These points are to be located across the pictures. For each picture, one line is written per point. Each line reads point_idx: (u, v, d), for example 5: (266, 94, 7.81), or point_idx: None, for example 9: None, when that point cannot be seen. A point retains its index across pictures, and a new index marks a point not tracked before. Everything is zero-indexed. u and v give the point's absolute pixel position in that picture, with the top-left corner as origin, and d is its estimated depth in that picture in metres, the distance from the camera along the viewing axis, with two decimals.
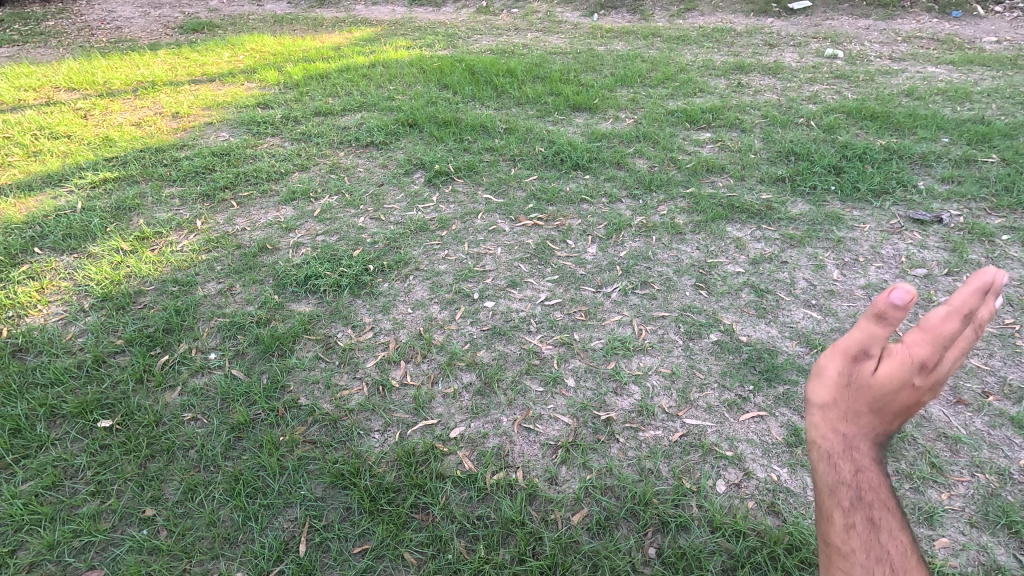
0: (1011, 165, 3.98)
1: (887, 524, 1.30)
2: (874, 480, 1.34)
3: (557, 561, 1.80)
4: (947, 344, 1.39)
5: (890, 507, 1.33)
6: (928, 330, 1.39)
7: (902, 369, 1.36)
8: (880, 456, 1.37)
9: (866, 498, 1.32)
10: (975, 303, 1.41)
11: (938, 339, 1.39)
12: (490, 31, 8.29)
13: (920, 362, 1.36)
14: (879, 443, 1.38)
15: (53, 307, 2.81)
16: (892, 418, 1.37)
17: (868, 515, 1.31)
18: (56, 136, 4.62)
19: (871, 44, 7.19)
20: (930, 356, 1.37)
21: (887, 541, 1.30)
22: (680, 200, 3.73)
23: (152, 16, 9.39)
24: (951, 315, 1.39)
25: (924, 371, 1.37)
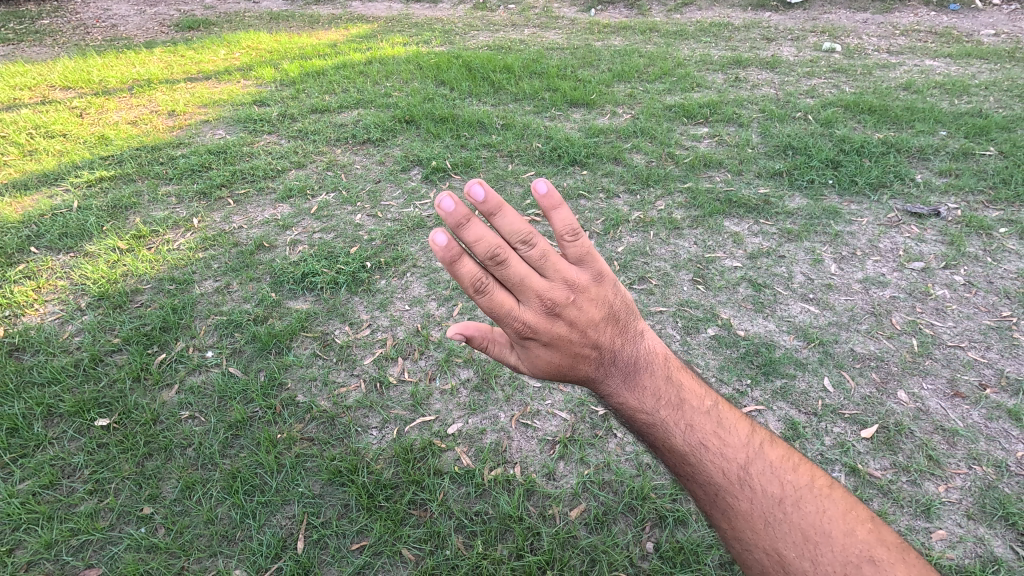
0: (1008, 158, 3.97)
1: (671, 436, 1.11)
2: (636, 407, 1.16)
3: (554, 556, 1.80)
4: (518, 288, 1.09)
5: (661, 406, 1.14)
6: (490, 314, 1.11)
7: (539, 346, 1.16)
8: (625, 368, 1.17)
9: (639, 429, 1.16)
10: (462, 237, 1.03)
11: (505, 288, 1.09)
12: (487, 26, 8.26)
13: (526, 322, 1.11)
14: (613, 361, 1.17)
15: (49, 306, 2.80)
16: (591, 347, 1.16)
17: (654, 444, 1.14)
18: (52, 134, 4.60)
19: (869, 38, 7.17)
20: (523, 310, 1.11)
21: (682, 459, 1.10)
22: (678, 195, 3.72)
23: (148, 14, 9.35)
24: (474, 285, 1.07)
25: (537, 320, 1.11)
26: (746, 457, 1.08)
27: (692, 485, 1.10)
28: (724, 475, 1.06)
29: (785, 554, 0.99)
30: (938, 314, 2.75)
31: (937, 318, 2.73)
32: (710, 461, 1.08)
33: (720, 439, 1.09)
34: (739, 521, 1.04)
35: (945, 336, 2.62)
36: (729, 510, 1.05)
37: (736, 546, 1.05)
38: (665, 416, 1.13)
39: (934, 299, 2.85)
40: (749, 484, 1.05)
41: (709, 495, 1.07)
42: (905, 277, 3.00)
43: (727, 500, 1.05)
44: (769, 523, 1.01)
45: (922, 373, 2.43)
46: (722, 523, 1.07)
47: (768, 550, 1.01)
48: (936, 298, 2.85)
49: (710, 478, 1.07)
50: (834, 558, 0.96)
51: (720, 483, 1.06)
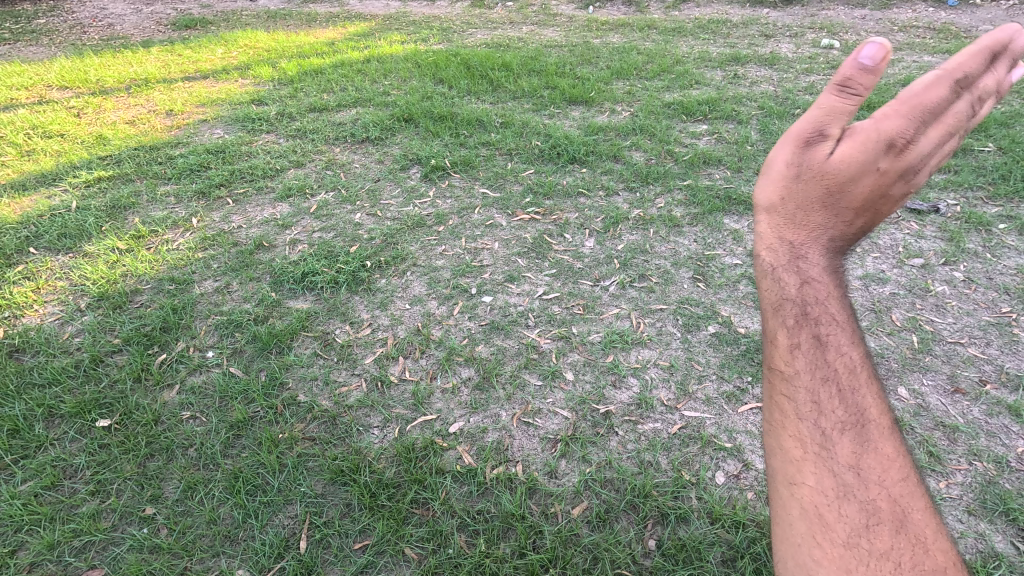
0: (1007, 154, 3.98)
1: (846, 351, 0.88)
2: (830, 300, 0.88)
3: (557, 554, 1.81)
4: (947, 125, 0.87)
5: (851, 323, 0.89)
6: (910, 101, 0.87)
7: (868, 149, 0.87)
8: (843, 263, 0.91)
9: (815, 317, 0.87)
10: (992, 67, 0.87)
11: (939, 114, 0.87)
12: (485, 24, 8.23)
13: (904, 143, 0.87)
14: (846, 245, 0.91)
15: (49, 307, 2.80)
16: (856, 221, 0.90)
17: (817, 341, 0.87)
18: (49, 135, 4.59)
19: (867, 34, 7.17)
20: (920, 140, 0.87)
21: (846, 373, 0.87)
22: (677, 192, 3.72)
23: (145, 13, 9.32)
24: (960, 79, 0.87)
25: (903, 159, 0.87)
26: (890, 417, 0.92)
27: (836, 400, 0.87)
28: (878, 415, 0.88)
29: (903, 513, 0.86)
30: (938, 310, 2.76)
31: (937, 314, 2.74)
32: (871, 397, 0.89)
33: (879, 385, 0.92)
34: (867, 458, 0.86)
35: (945, 332, 2.63)
36: (865, 446, 0.87)
37: (845, 487, 0.85)
38: (853, 335, 0.89)
39: (933, 296, 2.85)
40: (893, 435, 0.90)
41: (853, 423, 0.87)
42: (905, 274, 3.00)
43: (868, 435, 0.87)
44: (901, 483, 0.88)
45: (922, 369, 2.44)
46: (837, 451, 0.86)
47: (888, 501, 0.86)
48: (936, 295, 2.86)
49: (866, 407, 0.88)
50: (935, 539, 0.88)
51: (871, 418, 0.87)
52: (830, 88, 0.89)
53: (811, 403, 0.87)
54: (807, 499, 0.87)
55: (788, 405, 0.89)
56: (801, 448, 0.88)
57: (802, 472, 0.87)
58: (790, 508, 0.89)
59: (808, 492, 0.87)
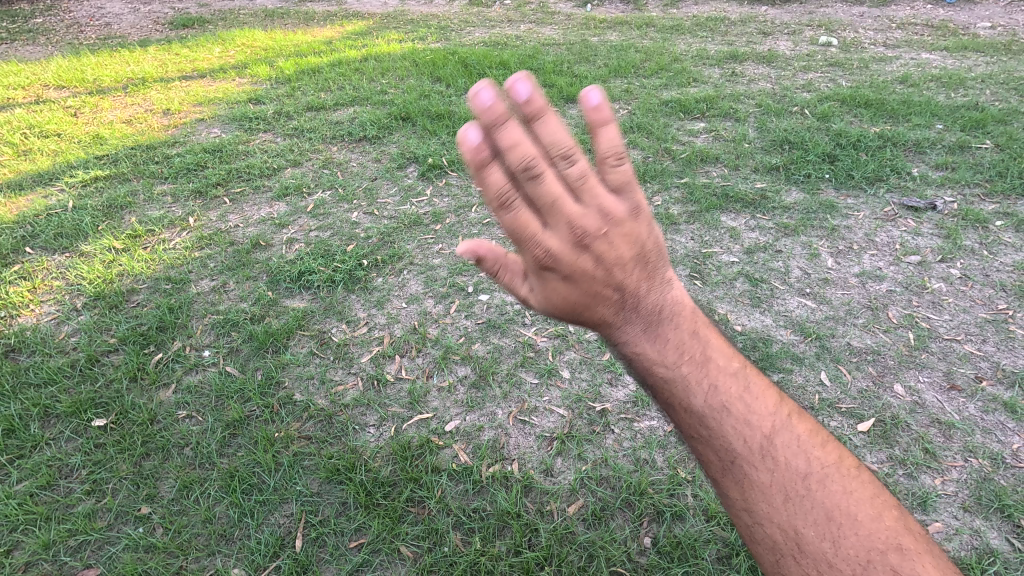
0: (1004, 151, 3.98)
1: (688, 397, 0.82)
2: (654, 358, 0.84)
3: (552, 552, 1.81)
4: (550, 206, 0.79)
5: (683, 360, 0.83)
6: (516, 235, 0.81)
7: (540, 282, 0.86)
8: (648, 312, 0.86)
9: (651, 385, 0.85)
10: (495, 133, 0.76)
11: (535, 206, 0.79)
12: (483, 22, 8.22)
13: (546, 254, 0.81)
14: (634, 300, 0.86)
15: (45, 307, 2.80)
16: (613, 286, 0.85)
17: (665, 404, 0.84)
18: (46, 135, 4.58)
19: (865, 31, 7.16)
20: (547, 239, 0.80)
21: (697, 423, 0.82)
22: (674, 190, 3.72)
23: (142, 12, 9.29)
24: (499, 196, 0.78)
25: (564, 255, 0.81)
26: (774, 423, 0.82)
27: (699, 451, 0.84)
28: (744, 444, 0.81)
29: (803, 538, 0.78)
30: (934, 308, 2.76)
31: (933, 311, 2.74)
32: (733, 428, 0.81)
33: (747, 399, 0.82)
34: (754, 498, 0.81)
35: (942, 329, 2.63)
36: (744, 483, 0.81)
37: (746, 529, 0.83)
38: (688, 374, 0.82)
39: (930, 293, 2.85)
40: (777, 457, 0.80)
41: (723, 464, 0.82)
42: (901, 271, 3.00)
43: (743, 472, 0.81)
44: (791, 502, 0.79)
45: (918, 366, 2.44)
46: (728, 495, 0.83)
47: (783, 532, 0.79)
48: (932, 292, 2.86)
49: (725, 445, 0.81)
50: (860, 545, 0.77)
51: (738, 452, 0.80)
52: (492, 276, 0.95)
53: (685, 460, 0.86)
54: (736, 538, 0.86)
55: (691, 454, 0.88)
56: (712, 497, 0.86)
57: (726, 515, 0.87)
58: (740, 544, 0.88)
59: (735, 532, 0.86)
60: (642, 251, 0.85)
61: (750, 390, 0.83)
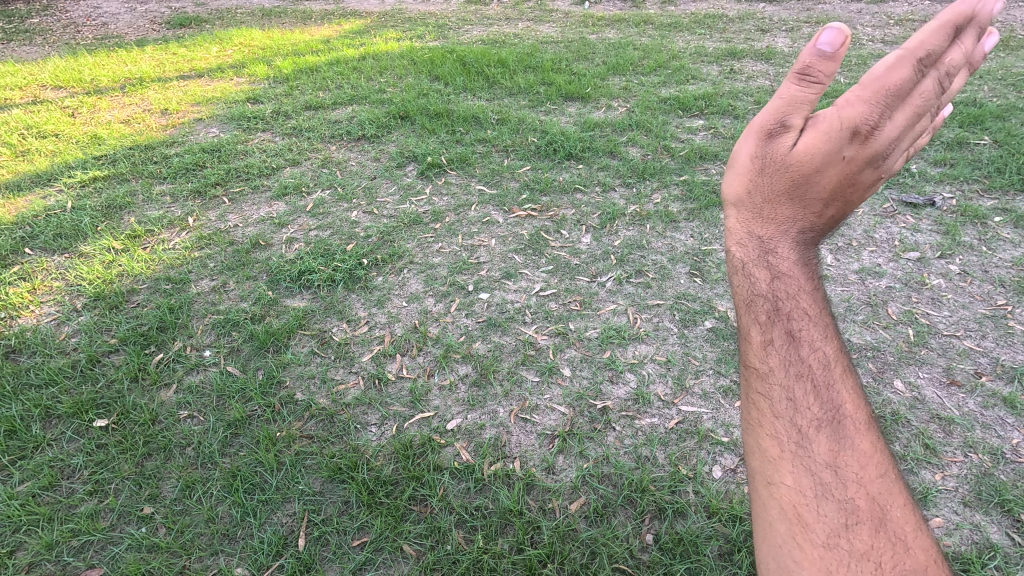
0: (1003, 147, 3.98)
1: (819, 347, 0.88)
2: (804, 291, 0.90)
3: (554, 549, 1.81)
4: (914, 107, 0.88)
5: (824, 319, 0.90)
6: (881, 90, 0.87)
7: (829, 138, 0.89)
8: (814, 254, 0.93)
9: (787, 313, 0.88)
10: (958, 40, 0.85)
11: (905, 93, 0.87)
12: (481, 21, 8.20)
13: (870, 130, 0.88)
14: (815, 237, 0.93)
15: (45, 307, 2.79)
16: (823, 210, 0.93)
17: (786, 333, 0.88)
18: (43, 135, 4.57)
19: (863, 28, 7.16)
20: (885, 127, 0.89)
21: (819, 369, 0.88)
22: (674, 188, 3.72)
23: (138, 12, 9.27)
24: (925, 56, 0.85)
25: (872, 145, 0.89)
26: (867, 415, 0.92)
27: (812, 395, 0.87)
28: (852, 411, 0.89)
29: (885, 514, 0.87)
30: (934, 303, 2.76)
31: (933, 307, 2.74)
32: (845, 393, 0.89)
33: (854, 381, 0.92)
34: (843, 456, 0.87)
35: (941, 325, 2.63)
36: (842, 443, 0.87)
37: (822, 485, 0.86)
38: (825, 332, 0.90)
39: (929, 289, 2.86)
40: (873, 434, 0.90)
41: (829, 419, 0.87)
42: (901, 267, 3.01)
43: (844, 432, 0.87)
44: (878, 480, 0.88)
45: (918, 362, 2.44)
46: (814, 449, 0.86)
47: (865, 500, 0.86)
48: (932, 288, 2.86)
49: (840, 403, 0.88)
50: (920, 538, 0.89)
51: (847, 413, 0.88)
52: (790, 78, 0.90)
53: (787, 402, 0.87)
54: (785, 499, 0.87)
55: (765, 404, 0.89)
56: (777, 447, 0.88)
57: (780, 472, 0.88)
58: (769, 508, 0.89)
59: (787, 492, 0.87)
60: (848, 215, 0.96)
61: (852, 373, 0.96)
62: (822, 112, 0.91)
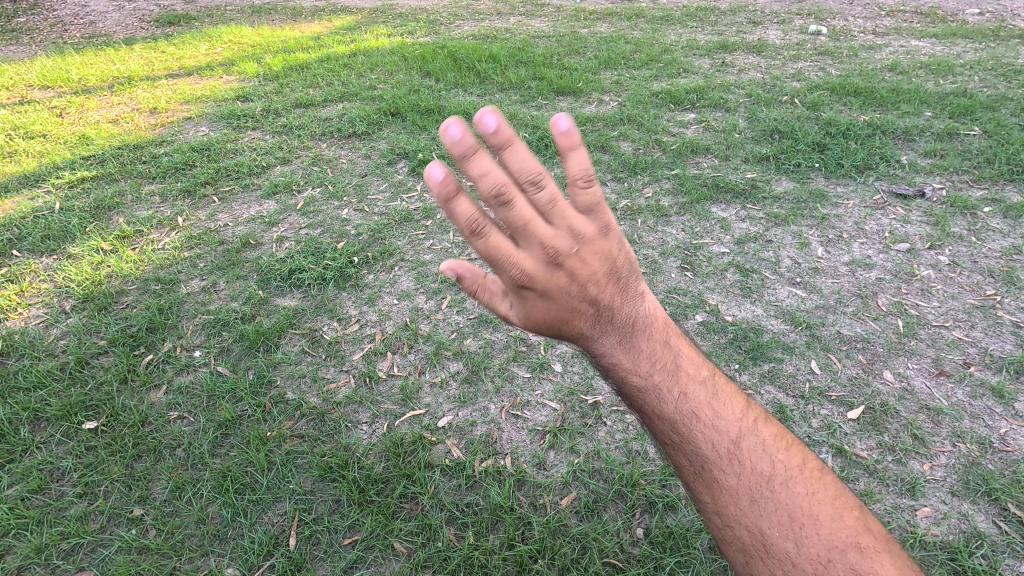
0: (992, 138, 3.99)
1: (660, 403, 0.91)
2: (626, 369, 0.93)
3: (545, 545, 1.82)
4: (521, 229, 0.85)
5: (655, 370, 0.92)
6: (488, 256, 0.86)
7: (520, 300, 0.93)
8: (621, 319, 0.94)
9: (625, 393, 0.94)
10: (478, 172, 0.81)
11: (509, 229, 0.85)
12: (472, 16, 8.16)
13: (523, 274, 0.88)
14: (605, 312, 0.93)
15: (34, 309, 2.77)
16: (588, 300, 0.93)
17: (638, 409, 0.93)
18: (31, 135, 4.52)
19: (855, 19, 7.15)
20: (522, 259, 0.87)
21: (670, 428, 0.91)
22: (665, 181, 3.72)
23: (126, 10, 9.16)
24: (472, 225, 0.84)
25: (536, 273, 0.88)
26: (744, 435, 0.90)
27: (675, 455, 0.92)
28: (714, 449, 0.89)
29: (768, 538, 0.86)
30: (924, 294, 2.78)
31: (922, 298, 2.75)
32: (703, 435, 0.89)
33: (714, 407, 0.91)
34: (721, 499, 0.89)
35: (931, 316, 2.65)
36: (714, 486, 0.89)
37: (715, 527, 0.90)
38: (659, 382, 0.92)
39: (919, 280, 2.87)
40: (744, 462, 0.89)
41: (695, 469, 0.90)
42: (891, 259, 3.01)
43: (714, 475, 0.89)
44: (756, 506, 0.87)
45: (907, 353, 2.45)
46: (699, 497, 0.91)
47: (750, 534, 0.87)
48: (921, 279, 2.87)
49: (697, 452, 0.89)
50: (818, 545, 0.85)
51: (707, 458, 0.89)
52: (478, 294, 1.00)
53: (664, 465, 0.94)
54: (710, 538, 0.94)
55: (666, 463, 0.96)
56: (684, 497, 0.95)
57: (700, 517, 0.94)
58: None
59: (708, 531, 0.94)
60: (614, 266, 0.93)
61: (716, 399, 0.92)
62: None
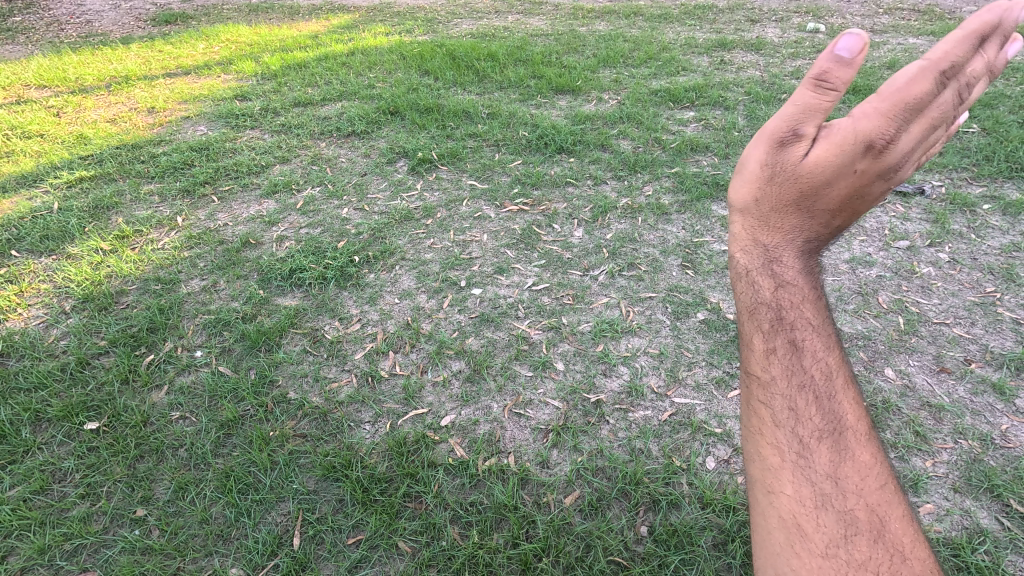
0: (991, 135, 4.00)
1: (822, 355, 0.91)
2: (805, 302, 0.91)
3: (549, 543, 1.82)
4: (931, 120, 0.86)
5: (827, 330, 0.93)
6: (913, 103, 0.85)
7: (844, 150, 0.88)
8: (818, 263, 0.95)
9: (790, 321, 0.90)
10: (980, 52, 0.84)
11: (922, 108, 0.86)
12: (471, 14, 8.14)
13: (887, 144, 0.87)
14: (821, 244, 0.94)
15: (33, 310, 2.76)
16: (828, 221, 0.93)
17: (789, 341, 0.90)
18: (28, 135, 4.50)
19: (852, 17, 7.16)
20: (902, 140, 0.87)
21: (821, 378, 0.91)
22: (665, 179, 3.72)
23: (123, 9, 9.13)
24: (947, 68, 0.84)
25: (884, 161, 0.88)
26: (869, 427, 0.95)
27: (813, 407, 0.89)
28: (855, 421, 0.92)
29: (884, 525, 0.88)
30: (924, 292, 2.78)
31: (923, 295, 2.76)
32: (848, 402, 0.92)
33: (856, 393, 0.95)
34: (843, 467, 0.89)
35: (931, 313, 2.65)
36: (843, 453, 0.89)
37: (822, 495, 0.87)
38: (829, 341, 0.92)
39: (919, 277, 2.88)
40: (871, 445, 0.93)
41: (830, 430, 0.89)
42: (891, 256, 3.02)
43: (844, 443, 0.90)
44: (878, 492, 0.90)
45: (908, 350, 2.46)
46: (814, 461, 0.88)
47: (865, 511, 0.88)
48: (921, 276, 2.88)
49: (842, 413, 0.91)
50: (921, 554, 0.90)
51: (847, 425, 0.90)
52: (809, 83, 0.87)
53: (788, 411, 0.89)
54: (785, 508, 0.88)
55: (765, 412, 0.91)
56: (779, 456, 0.89)
57: (780, 481, 0.89)
58: (769, 517, 0.90)
59: (787, 501, 0.89)
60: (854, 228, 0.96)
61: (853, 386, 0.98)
62: (836, 122, 0.89)
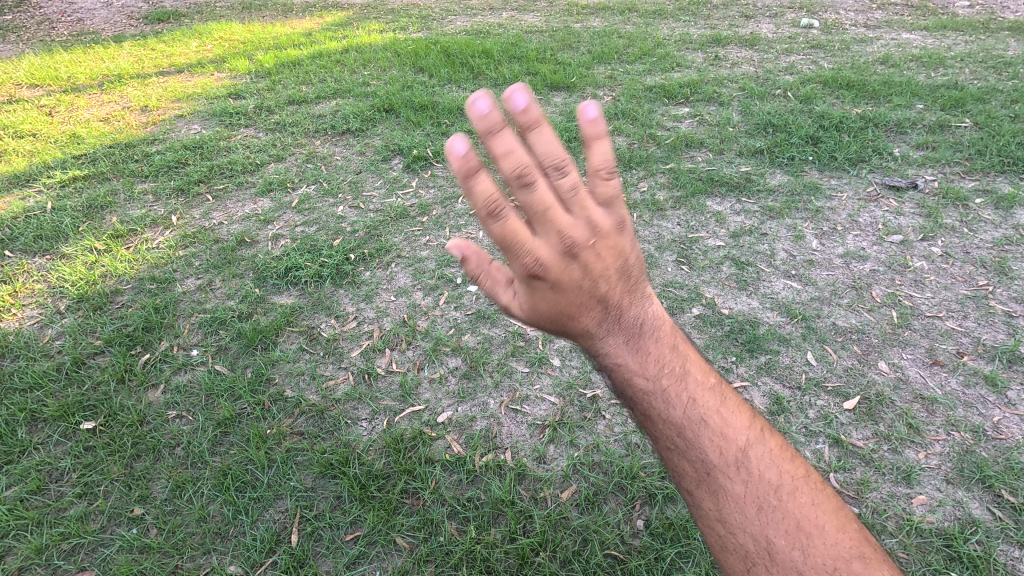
0: (983, 130, 4.03)
1: (667, 408, 0.83)
2: (633, 367, 0.85)
3: (546, 537, 1.83)
4: (544, 211, 0.78)
5: (663, 372, 0.84)
6: (502, 243, 0.78)
7: (529, 295, 0.83)
8: (627, 323, 0.86)
9: (630, 394, 0.85)
10: (493, 152, 0.75)
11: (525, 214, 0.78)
12: (465, 11, 8.11)
13: (536, 262, 0.79)
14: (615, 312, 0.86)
15: (28, 310, 2.75)
16: (598, 299, 0.84)
17: (641, 412, 0.85)
18: (20, 135, 4.48)
19: (846, 12, 7.17)
20: (537, 247, 0.79)
21: (675, 433, 0.83)
22: (660, 175, 3.73)
23: (115, 7, 9.07)
24: (488, 205, 0.76)
25: (551, 262, 0.80)
26: (750, 440, 0.83)
27: (676, 460, 0.83)
28: (721, 455, 0.82)
29: (774, 547, 0.80)
30: (917, 285, 2.80)
31: (916, 289, 2.78)
32: (710, 440, 0.82)
33: (723, 414, 0.84)
34: (727, 505, 0.81)
35: (924, 307, 2.67)
36: (719, 493, 0.82)
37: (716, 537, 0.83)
38: (667, 386, 0.84)
39: (912, 271, 2.89)
40: (750, 467, 0.82)
41: (701, 476, 0.82)
42: (884, 250, 3.04)
43: (719, 482, 0.81)
44: (768, 513, 0.80)
45: (902, 344, 2.48)
46: (701, 504, 0.83)
47: (753, 542, 0.80)
48: (915, 270, 2.90)
49: (706, 456, 0.82)
50: (826, 554, 0.79)
51: (714, 463, 0.81)
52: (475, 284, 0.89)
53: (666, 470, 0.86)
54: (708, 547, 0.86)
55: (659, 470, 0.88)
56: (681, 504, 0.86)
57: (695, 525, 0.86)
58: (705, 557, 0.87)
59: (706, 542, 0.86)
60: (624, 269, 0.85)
61: (727, 397, 0.86)
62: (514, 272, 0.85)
